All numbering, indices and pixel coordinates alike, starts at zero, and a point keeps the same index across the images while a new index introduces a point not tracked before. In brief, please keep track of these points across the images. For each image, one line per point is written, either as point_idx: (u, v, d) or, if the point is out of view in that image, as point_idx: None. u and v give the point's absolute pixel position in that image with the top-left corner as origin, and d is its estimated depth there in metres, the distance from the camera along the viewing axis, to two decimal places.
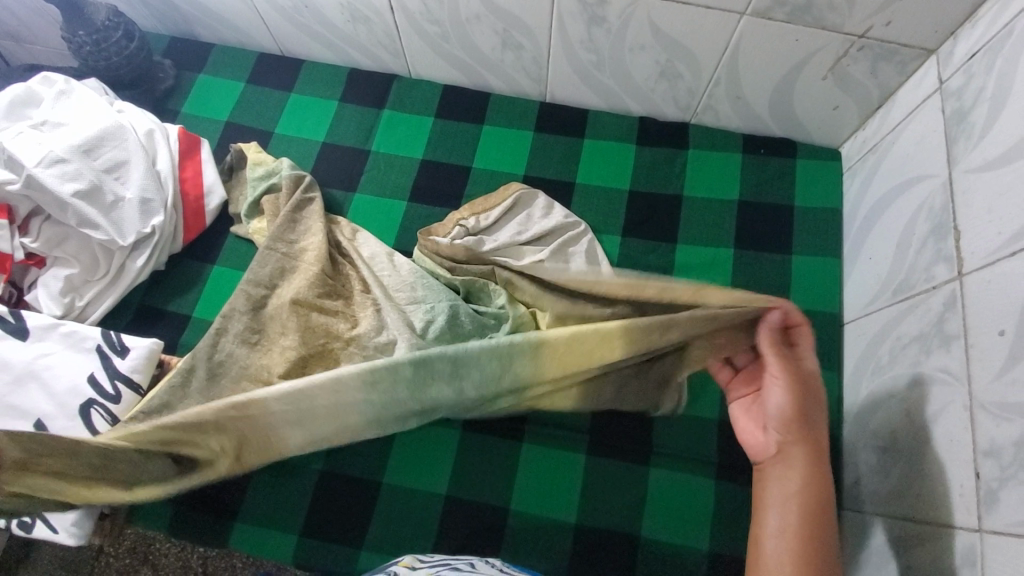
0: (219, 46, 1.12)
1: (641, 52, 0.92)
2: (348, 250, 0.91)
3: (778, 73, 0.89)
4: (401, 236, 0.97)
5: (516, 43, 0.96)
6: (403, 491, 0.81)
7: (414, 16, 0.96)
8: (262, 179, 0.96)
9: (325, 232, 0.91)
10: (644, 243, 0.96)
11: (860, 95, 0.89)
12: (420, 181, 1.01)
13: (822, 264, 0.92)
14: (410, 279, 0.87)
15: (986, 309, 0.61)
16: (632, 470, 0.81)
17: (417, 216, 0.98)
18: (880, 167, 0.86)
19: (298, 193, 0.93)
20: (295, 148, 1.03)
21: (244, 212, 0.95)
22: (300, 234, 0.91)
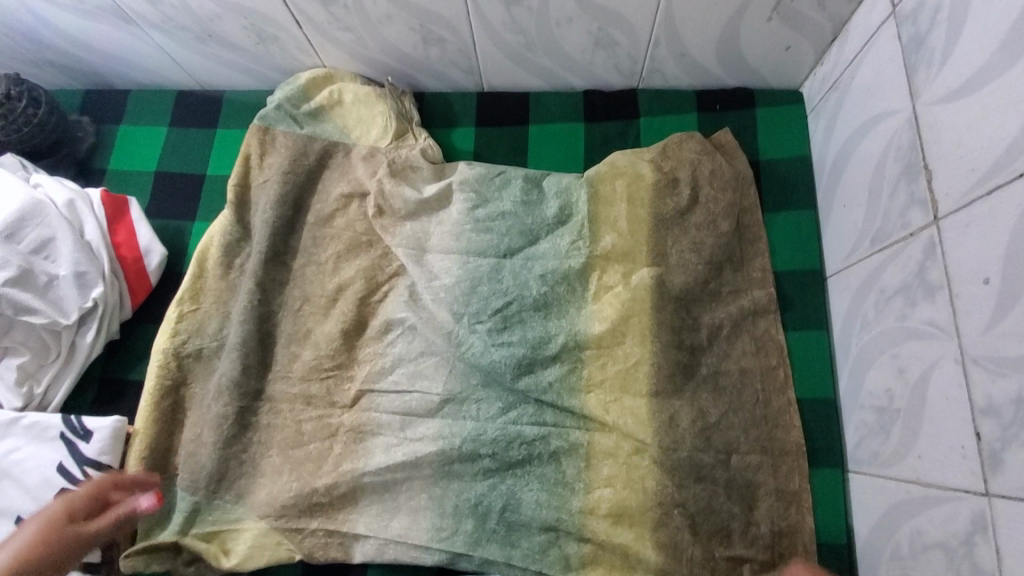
0: (135, 91, 1.06)
1: (569, 24, 0.83)
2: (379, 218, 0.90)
3: (720, 23, 0.81)
4: (350, 264, 0.91)
5: (438, 37, 0.89)
6: (394, 527, 0.80)
7: (322, 26, 0.88)
8: (337, 135, 0.96)
9: (319, 239, 0.93)
10: (620, 181, 0.88)
11: (811, 31, 0.80)
12: (351, 187, 0.94)
13: (799, 218, 0.87)
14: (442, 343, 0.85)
15: (914, 216, 0.64)
16: (720, 441, 0.78)
17: (365, 237, 0.92)
18: (844, 106, 0.79)
19: (256, 260, 0.90)
20: (280, 108, 0.96)
21: (192, 273, 0.92)
22: (331, 260, 0.92)
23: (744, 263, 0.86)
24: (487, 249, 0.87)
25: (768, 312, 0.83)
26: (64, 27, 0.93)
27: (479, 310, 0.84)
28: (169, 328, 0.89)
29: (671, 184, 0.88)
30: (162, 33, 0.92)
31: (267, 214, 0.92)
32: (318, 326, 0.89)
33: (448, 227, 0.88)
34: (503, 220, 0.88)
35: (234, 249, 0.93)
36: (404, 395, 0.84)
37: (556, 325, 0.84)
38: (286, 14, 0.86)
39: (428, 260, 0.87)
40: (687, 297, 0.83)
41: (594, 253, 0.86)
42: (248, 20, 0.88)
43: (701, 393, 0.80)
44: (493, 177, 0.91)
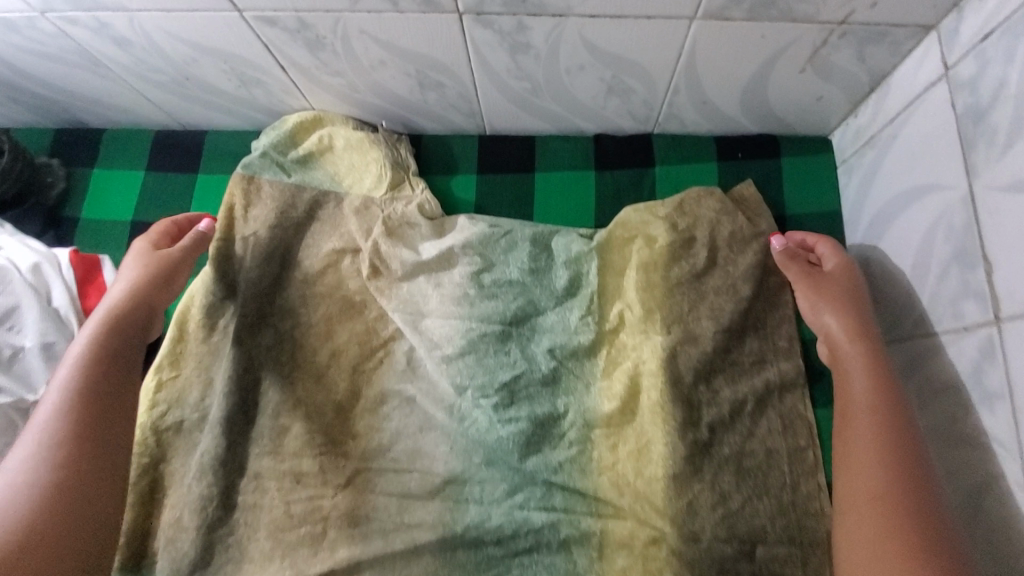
0: (111, 130, 0.99)
1: (580, 72, 0.76)
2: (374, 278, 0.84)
3: (747, 74, 0.73)
4: (343, 327, 0.84)
5: (436, 82, 0.81)
6: None
7: (309, 71, 0.80)
8: (329, 185, 0.89)
9: (308, 298, 0.85)
10: (632, 247, 0.82)
11: (846, 83, 0.73)
12: (344, 241, 0.87)
13: None
14: (443, 418, 0.78)
15: (971, 310, 0.57)
16: (745, 531, 0.71)
17: (359, 297, 0.85)
18: (882, 167, 0.73)
19: (240, 324, 0.83)
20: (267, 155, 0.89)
21: (170, 337, 0.85)
22: (318, 322, 0.84)
23: (772, 334, 0.79)
24: (491, 316, 0.80)
25: (794, 386, 0.76)
26: (29, 69, 0.86)
27: (484, 385, 0.78)
28: (148, 400, 0.82)
29: (687, 246, 0.81)
30: (136, 76, 0.85)
31: (251, 274, 0.85)
32: (308, 394, 0.81)
33: (447, 290, 0.82)
34: (509, 287, 0.82)
35: (216, 314, 0.85)
36: (400, 475, 0.77)
37: (564, 400, 0.78)
38: (269, 59, 0.79)
39: (427, 326, 0.81)
40: (708, 369, 0.76)
41: (604, 327, 0.81)
42: (228, 64, 0.80)
43: (722, 476, 0.73)
44: (498, 238, 0.85)
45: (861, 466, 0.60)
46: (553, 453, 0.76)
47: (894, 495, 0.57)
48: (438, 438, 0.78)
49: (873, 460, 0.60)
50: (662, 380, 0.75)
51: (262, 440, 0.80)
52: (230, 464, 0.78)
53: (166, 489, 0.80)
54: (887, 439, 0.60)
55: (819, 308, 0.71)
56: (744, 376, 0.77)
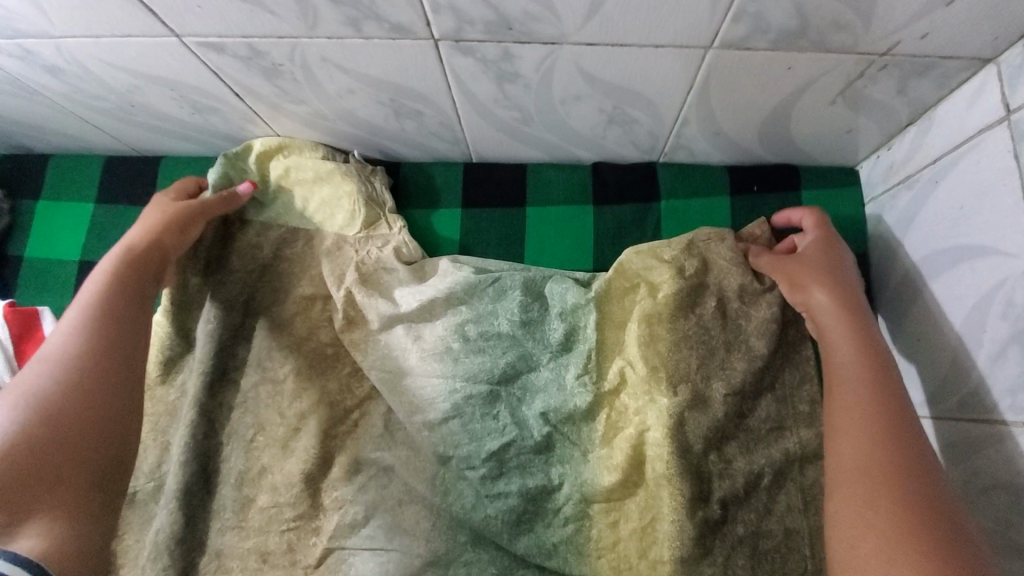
0: (56, 156, 0.89)
1: (577, 103, 0.66)
2: (347, 329, 0.75)
3: (769, 106, 0.64)
4: (313, 384, 0.74)
5: (413, 111, 0.71)
6: None
7: (269, 99, 0.70)
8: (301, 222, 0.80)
9: (274, 351, 0.75)
10: (633, 296, 0.73)
11: (883, 115, 0.64)
12: (313, 286, 0.77)
13: None
14: (424, 490, 0.70)
15: None
16: None
17: (332, 347, 0.76)
18: (921, 214, 0.64)
19: (196, 381, 0.74)
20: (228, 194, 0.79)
21: None
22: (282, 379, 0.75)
23: (794, 398, 0.70)
24: (478, 376, 0.71)
25: (819, 459, 0.67)
26: None
27: (467, 456, 0.69)
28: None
29: (696, 296, 0.72)
30: (74, 102, 0.75)
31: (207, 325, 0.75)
32: (275, 461, 0.72)
33: (428, 347, 0.73)
34: (498, 342, 0.73)
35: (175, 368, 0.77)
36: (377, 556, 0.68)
37: (559, 471, 0.70)
38: (222, 87, 0.69)
39: (409, 385, 0.72)
40: (720, 436, 0.68)
41: (604, 390, 0.71)
42: (175, 91, 0.70)
43: (735, 561, 0.65)
44: (485, 286, 0.75)
45: (846, 428, 0.56)
46: (547, 530, 0.68)
47: (888, 457, 0.53)
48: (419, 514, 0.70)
49: (863, 420, 0.56)
50: (668, 452, 0.66)
51: (224, 513, 0.71)
52: (189, 543, 0.70)
53: (117, 569, 0.71)
54: (873, 397, 0.56)
55: (806, 282, 0.66)
56: (763, 445, 0.68)
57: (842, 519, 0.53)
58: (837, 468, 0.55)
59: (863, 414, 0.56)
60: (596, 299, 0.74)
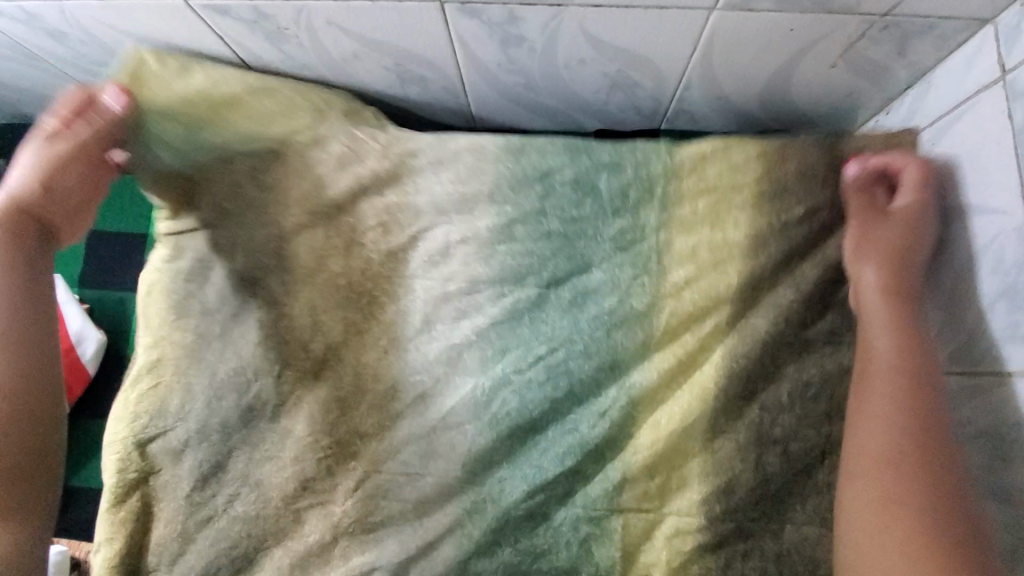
0: None
1: (581, 66, 0.67)
2: (357, 247, 0.71)
3: (770, 70, 0.65)
4: (319, 324, 0.72)
5: (417, 76, 0.72)
6: None
7: (274, 64, 0.71)
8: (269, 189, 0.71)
9: None
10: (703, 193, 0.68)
11: (882, 78, 0.65)
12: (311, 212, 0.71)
13: None
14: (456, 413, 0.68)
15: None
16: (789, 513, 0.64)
17: (364, 295, 0.71)
18: None
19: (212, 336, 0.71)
20: (177, 117, 0.69)
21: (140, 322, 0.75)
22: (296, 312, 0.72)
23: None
24: (525, 278, 0.69)
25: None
26: None
27: (509, 369, 0.68)
28: (128, 413, 0.72)
29: (755, 197, 0.67)
30: (78, 68, 0.75)
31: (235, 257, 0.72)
32: (294, 400, 0.70)
33: (476, 246, 0.70)
34: (547, 240, 0.70)
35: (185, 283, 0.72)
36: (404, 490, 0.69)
37: (608, 374, 0.68)
38: (226, 51, 0.69)
39: (432, 327, 0.70)
40: (786, 339, 0.66)
41: (662, 287, 0.68)
42: (180, 56, 0.71)
43: (768, 459, 0.64)
44: (532, 181, 0.70)
45: (885, 422, 0.55)
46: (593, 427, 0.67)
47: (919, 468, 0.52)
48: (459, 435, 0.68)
49: (899, 419, 0.54)
50: (701, 395, 0.66)
51: (263, 445, 0.70)
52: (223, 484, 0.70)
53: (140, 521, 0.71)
54: (916, 393, 0.55)
55: (858, 256, 0.62)
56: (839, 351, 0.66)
57: (855, 516, 0.53)
58: (860, 460, 0.55)
59: (903, 410, 0.54)
60: (658, 197, 0.69)
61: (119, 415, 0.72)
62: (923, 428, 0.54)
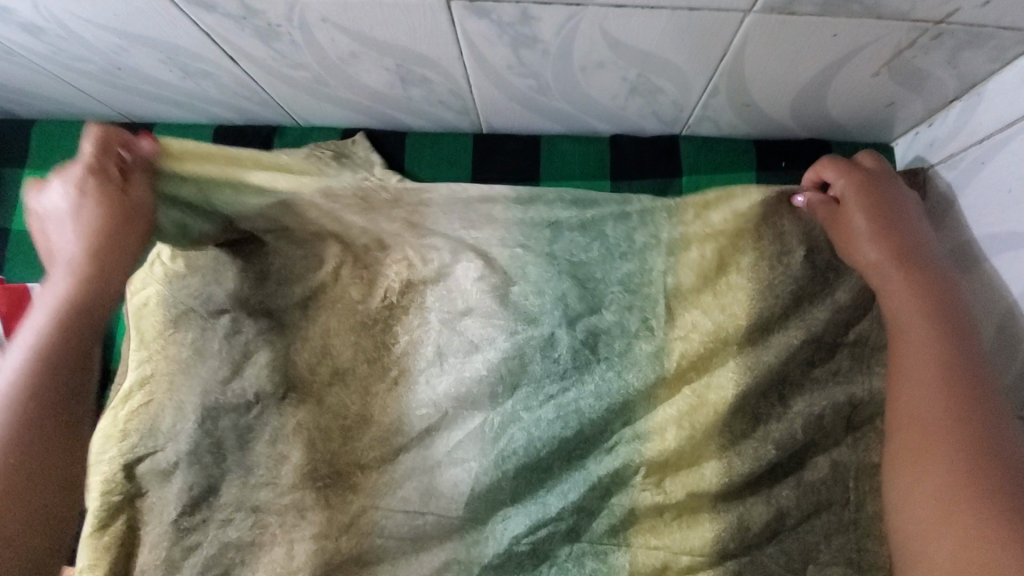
0: (42, 122, 0.84)
1: (598, 70, 0.61)
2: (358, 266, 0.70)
3: (806, 77, 0.59)
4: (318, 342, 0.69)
5: (420, 78, 0.66)
6: None
7: (265, 63, 0.65)
8: (256, 202, 0.66)
9: None
10: (710, 237, 0.67)
11: (928, 88, 0.59)
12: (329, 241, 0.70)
13: None
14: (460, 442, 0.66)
15: None
16: (802, 549, 0.63)
17: (377, 320, 0.69)
18: (964, 197, 0.60)
19: (211, 366, 0.68)
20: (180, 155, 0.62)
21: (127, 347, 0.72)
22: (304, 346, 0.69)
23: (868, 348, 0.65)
24: (540, 318, 0.68)
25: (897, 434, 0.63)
26: None
27: (518, 403, 0.67)
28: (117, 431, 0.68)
29: (756, 243, 0.66)
30: (57, 64, 0.70)
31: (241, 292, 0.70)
32: (297, 419, 0.69)
33: (485, 281, 0.68)
34: (557, 279, 0.69)
35: (189, 296, 0.70)
36: None
37: (619, 416, 0.67)
38: (214, 49, 0.64)
39: (445, 361, 0.68)
40: (782, 383, 0.66)
41: (672, 331, 0.67)
42: (165, 53, 0.65)
43: (781, 491, 0.64)
44: (542, 227, 0.70)
45: (916, 383, 0.53)
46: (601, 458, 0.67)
47: (974, 426, 0.50)
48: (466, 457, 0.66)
49: (932, 373, 0.53)
50: (708, 432, 0.65)
51: (255, 470, 0.67)
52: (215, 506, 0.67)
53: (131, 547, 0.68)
54: (940, 339, 0.54)
55: (859, 239, 0.60)
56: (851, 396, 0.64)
57: (906, 482, 0.51)
58: (900, 419, 0.53)
59: (930, 353, 0.54)
60: (665, 242, 0.68)
61: (108, 432, 0.68)
62: (950, 367, 0.53)
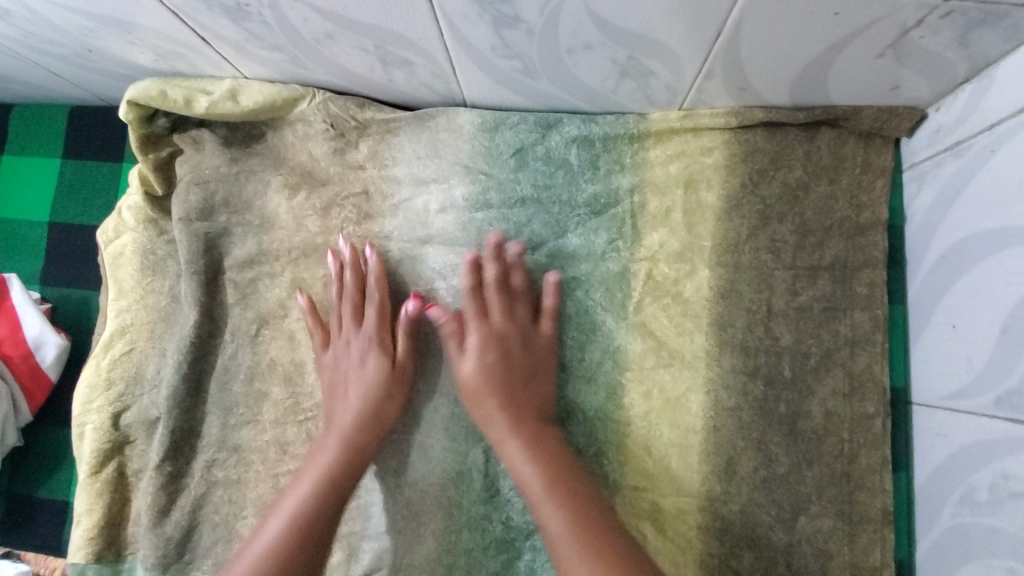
0: (18, 105, 0.82)
1: (586, 52, 0.58)
2: (337, 209, 0.74)
3: (805, 59, 0.56)
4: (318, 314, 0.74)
5: (401, 60, 0.63)
6: None
7: (239, 44, 0.63)
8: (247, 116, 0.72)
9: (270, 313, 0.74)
10: (674, 163, 0.70)
11: (934, 72, 0.56)
12: (296, 175, 0.74)
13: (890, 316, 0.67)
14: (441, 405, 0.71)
15: None
16: (776, 499, 0.65)
17: (342, 255, 0.74)
18: (967, 187, 0.57)
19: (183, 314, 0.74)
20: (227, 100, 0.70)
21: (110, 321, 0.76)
22: (420, 374, 0.73)
23: (832, 294, 0.67)
24: (502, 242, 0.72)
25: (870, 343, 0.66)
26: None
27: (488, 327, 0.71)
28: (101, 380, 0.74)
29: (723, 182, 0.69)
30: (25, 46, 0.67)
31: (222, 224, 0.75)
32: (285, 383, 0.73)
33: (455, 212, 0.73)
34: (521, 204, 0.72)
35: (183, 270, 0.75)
36: (401, 488, 0.70)
37: (592, 340, 0.70)
38: (185, 31, 0.61)
39: (411, 292, 0.73)
40: (765, 311, 0.67)
41: (638, 249, 0.70)
42: (134, 34, 0.63)
43: (747, 460, 0.66)
44: (504, 150, 0.72)
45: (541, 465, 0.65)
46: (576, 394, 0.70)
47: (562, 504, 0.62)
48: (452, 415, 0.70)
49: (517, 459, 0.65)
50: (689, 365, 0.68)
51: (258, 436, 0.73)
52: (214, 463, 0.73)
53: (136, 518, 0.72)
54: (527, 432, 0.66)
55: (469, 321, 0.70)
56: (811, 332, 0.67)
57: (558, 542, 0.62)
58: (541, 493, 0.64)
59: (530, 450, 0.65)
60: (629, 166, 0.71)
61: (92, 382, 0.74)
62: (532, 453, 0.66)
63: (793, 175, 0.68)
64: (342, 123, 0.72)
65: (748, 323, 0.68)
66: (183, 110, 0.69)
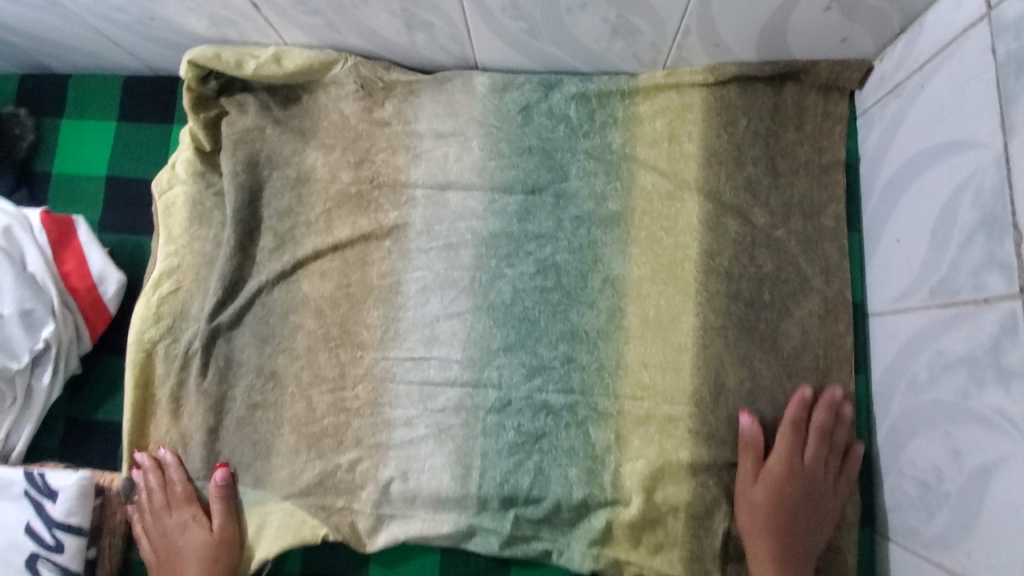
0: (77, 74, 0.92)
1: (581, 11, 0.69)
2: (368, 162, 0.84)
3: (765, 13, 0.67)
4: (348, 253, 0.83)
5: (423, 22, 0.74)
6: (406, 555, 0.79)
7: (284, 9, 0.73)
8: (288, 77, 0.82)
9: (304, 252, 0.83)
10: (661, 117, 0.80)
11: (875, 22, 0.66)
12: (329, 130, 0.84)
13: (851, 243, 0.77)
14: (460, 331, 0.80)
15: (995, 284, 0.53)
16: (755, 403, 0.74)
17: (371, 201, 0.83)
18: (906, 119, 0.67)
19: (225, 254, 0.83)
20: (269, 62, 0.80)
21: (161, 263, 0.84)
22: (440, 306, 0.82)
23: (800, 225, 0.76)
24: (513, 187, 0.82)
25: (833, 264, 0.76)
26: None
27: (500, 261, 0.80)
28: (150, 313, 0.83)
29: (703, 131, 0.79)
30: (96, 15, 0.77)
31: (264, 175, 0.84)
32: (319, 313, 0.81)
33: (470, 160, 0.82)
34: (528, 154, 0.82)
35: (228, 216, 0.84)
36: (423, 403, 0.79)
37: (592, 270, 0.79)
38: None
39: (432, 232, 0.82)
40: (741, 241, 0.77)
41: (632, 192, 0.80)
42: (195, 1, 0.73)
43: (731, 371, 0.75)
44: (513, 109, 0.82)
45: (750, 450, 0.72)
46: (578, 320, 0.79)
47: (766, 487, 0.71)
48: (469, 338, 0.79)
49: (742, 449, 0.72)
50: (678, 290, 0.78)
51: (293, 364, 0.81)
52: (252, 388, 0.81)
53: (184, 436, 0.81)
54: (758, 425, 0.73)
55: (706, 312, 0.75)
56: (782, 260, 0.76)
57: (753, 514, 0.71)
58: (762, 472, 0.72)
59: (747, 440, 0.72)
60: (621, 120, 0.81)
61: (143, 315, 0.82)
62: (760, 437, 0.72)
63: (763, 125, 0.78)
64: (371, 83, 0.82)
65: (728, 252, 0.77)
66: (233, 71, 0.80)
